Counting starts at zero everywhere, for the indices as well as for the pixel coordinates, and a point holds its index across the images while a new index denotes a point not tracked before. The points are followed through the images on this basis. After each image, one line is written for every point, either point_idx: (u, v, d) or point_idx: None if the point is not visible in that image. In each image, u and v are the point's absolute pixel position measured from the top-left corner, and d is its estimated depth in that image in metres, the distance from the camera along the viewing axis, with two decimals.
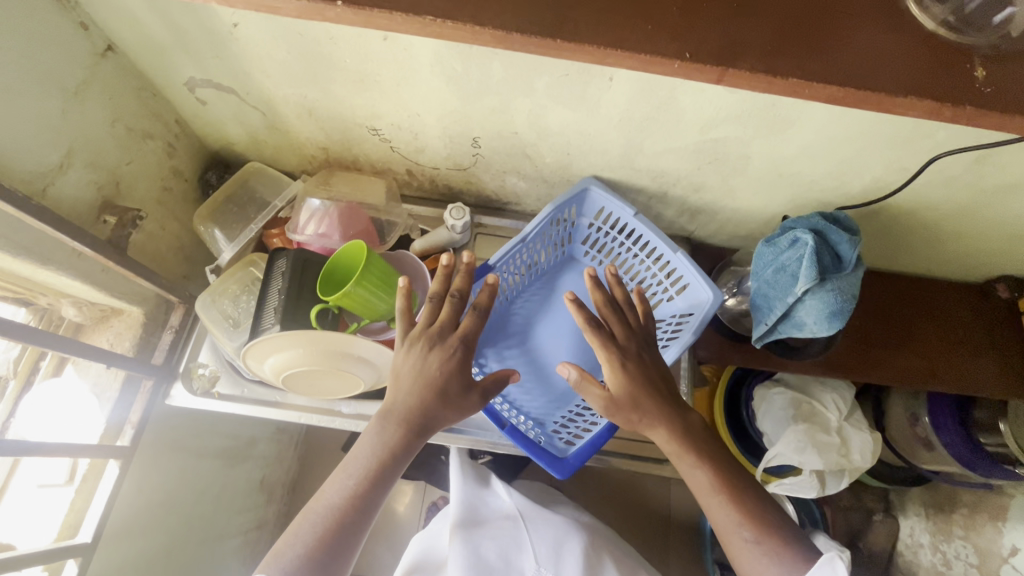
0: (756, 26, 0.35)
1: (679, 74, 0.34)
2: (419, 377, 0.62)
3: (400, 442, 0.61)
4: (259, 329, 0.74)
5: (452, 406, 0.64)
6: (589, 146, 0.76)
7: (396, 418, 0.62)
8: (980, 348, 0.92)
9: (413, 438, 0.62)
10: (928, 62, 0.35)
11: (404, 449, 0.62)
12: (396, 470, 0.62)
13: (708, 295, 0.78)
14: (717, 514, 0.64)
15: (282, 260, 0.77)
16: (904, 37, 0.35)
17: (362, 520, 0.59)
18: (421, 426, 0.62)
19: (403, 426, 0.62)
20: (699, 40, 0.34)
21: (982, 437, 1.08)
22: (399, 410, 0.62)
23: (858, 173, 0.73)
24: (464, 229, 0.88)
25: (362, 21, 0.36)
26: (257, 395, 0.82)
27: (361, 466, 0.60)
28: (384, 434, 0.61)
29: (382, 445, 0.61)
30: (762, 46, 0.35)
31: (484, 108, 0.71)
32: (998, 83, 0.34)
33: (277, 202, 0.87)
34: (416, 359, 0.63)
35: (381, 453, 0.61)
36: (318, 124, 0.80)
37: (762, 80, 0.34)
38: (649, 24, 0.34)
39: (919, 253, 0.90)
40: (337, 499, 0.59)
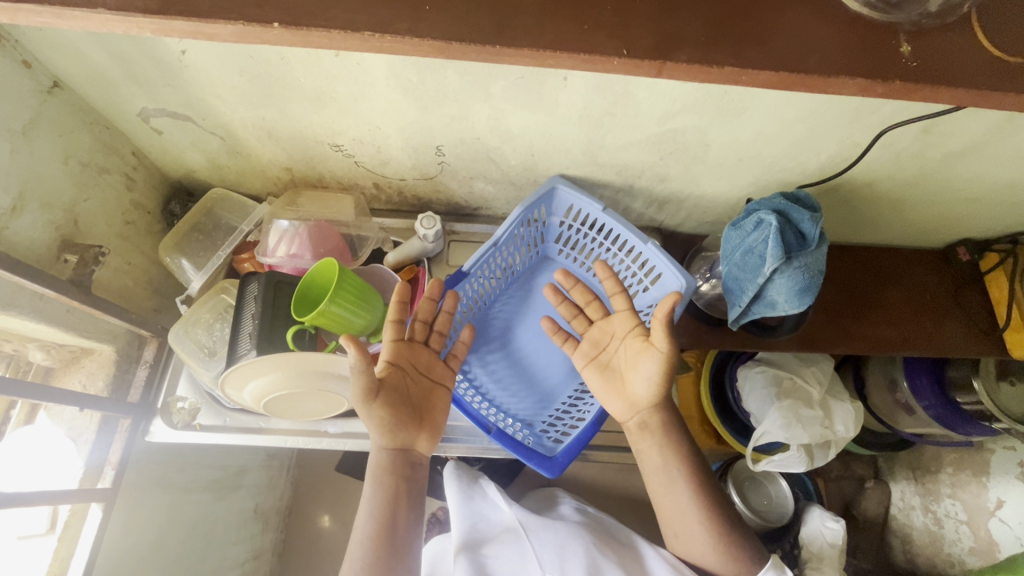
0: (693, 15, 0.36)
1: (620, 71, 0.35)
2: (376, 429, 0.67)
3: (387, 490, 0.67)
4: (236, 356, 0.73)
5: (418, 437, 0.71)
6: (551, 146, 0.77)
7: (370, 475, 0.68)
8: (946, 312, 0.95)
9: (391, 485, 0.68)
10: (859, 42, 0.36)
11: (394, 494, 0.67)
12: (399, 512, 0.67)
13: (680, 283, 0.80)
14: (667, 496, 0.73)
15: (254, 284, 0.76)
16: (831, 21, 0.36)
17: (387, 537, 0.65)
18: (398, 469, 0.69)
19: (384, 475, 0.68)
20: (636, 36, 0.35)
21: (958, 396, 1.12)
22: (369, 468, 0.69)
23: (815, 152, 0.75)
24: (436, 237, 0.89)
25: (298, 40, 0.35)
26: (241, 422, 0.80)
27: (364, 528, 0.66)
28: (372, 490, 0.67)
29: (375, 497, 0.67)
30: (700, 38, 0.35)
31: (444, 116, 0.71)
32: (924, 57, 0.36)
33: (244, 226, 0.86)
34: (369, 415, 0.66)
35: (381, 507, 0.67)
36: (279, 145, 0.79)
37: (704, 69, 0.35)
38: (585, 23, 0.35)
39: (881, 224, 0.92)
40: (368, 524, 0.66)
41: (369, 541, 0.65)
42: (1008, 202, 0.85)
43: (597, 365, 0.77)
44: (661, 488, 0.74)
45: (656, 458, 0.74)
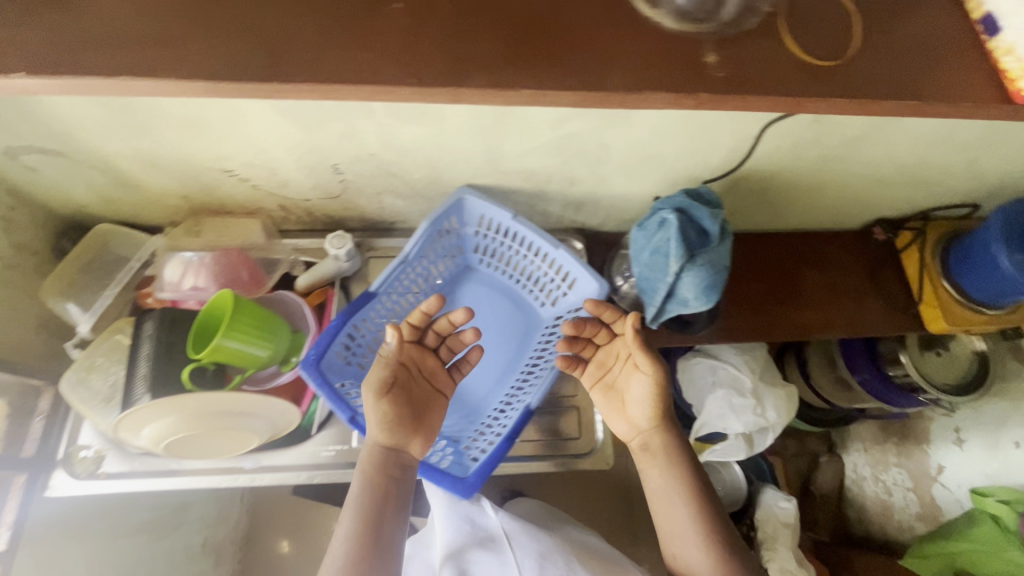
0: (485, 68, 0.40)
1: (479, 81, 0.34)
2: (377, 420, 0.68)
3: (376, 490, 0.66)
4: (129, 401, 0.69)
5: (412, 440, 0.70)
6: (452, 157, 0.75)
7: (362, 472, 0.67)
8: (865, 292, 0.97)
9: (380, 484, 0.67)
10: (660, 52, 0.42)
11: (382, 494, 0.66)
12: (385, 515, 0.66)
13: (594, 286, 0.80)
14: (664, 512, 0.73)
15: (149, 322, 0.71)
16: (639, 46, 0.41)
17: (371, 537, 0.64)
18: (390, 468, 0.68)
19: (376, 473, 0.67)
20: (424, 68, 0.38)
21: (889, 369, 1.14)
22: (362, 465, 0.68)
23: (714, 147, 0.75)
24: (350, 256, 0.86)
25: (119, 86, 0.40)
26: (150, 466, 0.77)
27: (347, 527, 0.64)
28: (361, 488, 0.66)
29: (362, 497, 0.66)
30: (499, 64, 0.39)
31: (331, 134, 0.68)
32: (723, 68, 0.42)
33: (135, 261, 0.83)
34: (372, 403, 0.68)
35: (368, 504, 0.65)
36: (167, 173, 0.75)
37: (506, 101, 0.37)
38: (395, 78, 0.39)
39: (796, 211, 0.93)
40: (352, 522, 0.65)
41: (353, 540, 0.63)
42: (910, 181, 0.87)
43: (602, 386, 0.77)
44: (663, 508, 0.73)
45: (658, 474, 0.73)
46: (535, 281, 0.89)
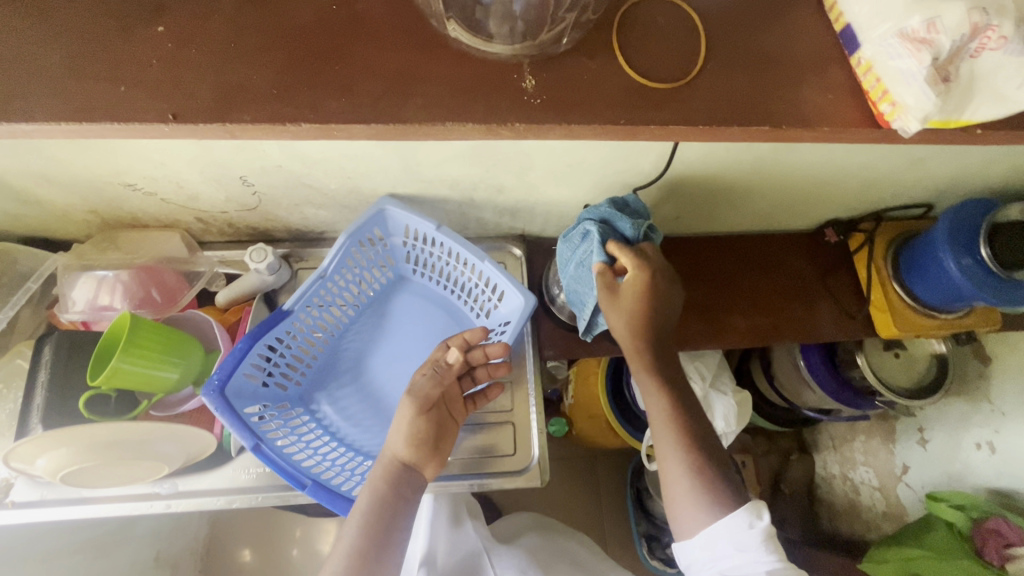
0: (255, 107, 0.44)
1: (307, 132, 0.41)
2: (400, 431, 0.68)
3: (387, 505, 0.65)
4: (23, 432, 0.65)
5: (428, 462, 0.69)
6: (365, 167, 0.71)
7: (376, 484, 0.66)
8: (815, 297, 0.93)
9: (391, 501, 0.65)
10: (471, 77, 0.47)
11: (392, 509, 0.65)
12: (390, 535, 0.64)
13: (522, 299, 0.77)
14: (676, 490, 0.64)
15: (46, 346, 0.68)
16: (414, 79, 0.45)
17: (373, 556, 0.62)
18: (405, 484, 0.67)
19: (389, 488, 0.66)
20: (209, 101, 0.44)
21: (848, 370, 1.12)
22: (377, 476, 0.67)
23: (642, 152, 0.71)
24: (275, 269, 0.83)
25: None
26: (62, 493, 0.74)
27: (349, 537, 0.63)
28: (371, 499, 0.65)
29: (370, 507, 0.65)
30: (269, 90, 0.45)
31: (229, 147, 0.65)
32: (543, 88, 0.47)
33: (32, 281, 0.78)
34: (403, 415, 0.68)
35: (373, 521, 0.64)
36: (66, 188, 0.71)
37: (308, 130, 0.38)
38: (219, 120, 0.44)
39: (742, 213, 0.90)
40: (352, 538, 0.63)
41: (354, 553, 0.62)
42: (858, 182, 0.83)
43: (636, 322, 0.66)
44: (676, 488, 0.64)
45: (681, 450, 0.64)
46: (468, 293, 0.85)
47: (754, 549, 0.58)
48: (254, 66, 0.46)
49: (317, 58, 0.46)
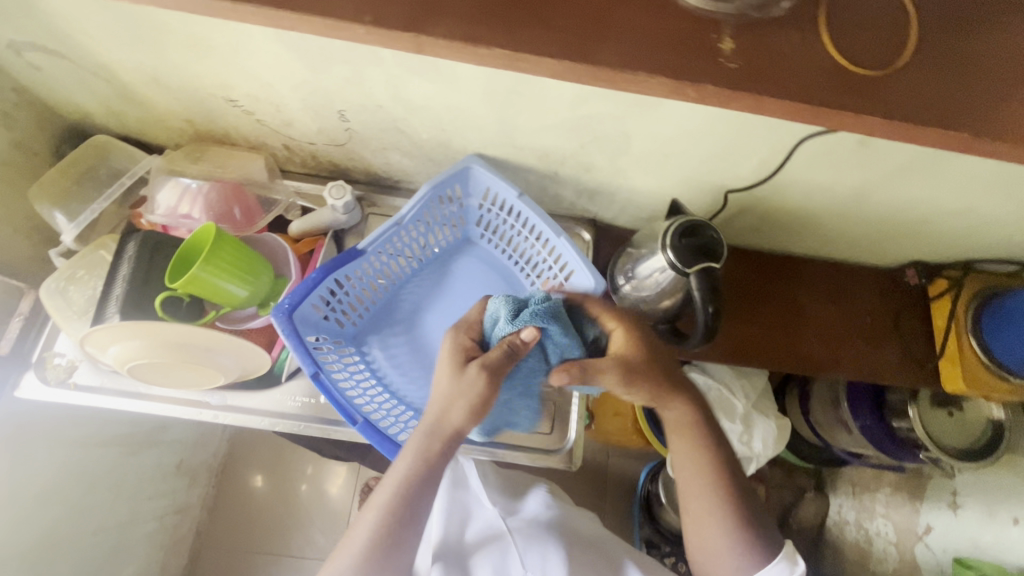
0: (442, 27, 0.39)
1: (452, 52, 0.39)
2: (427, 419, 0.66)
3: (412, 497, 0.64)
4: (100, 318, 0.68)
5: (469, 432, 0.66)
6: (461, 122, 0.70)
7: (399, 477, 0.65)
8: (882, 336, 0.90)
9: (419, 495, 0.64)
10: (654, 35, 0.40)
11: (417, 500, 0.64)
12: (419, 502, 0.64)
13: (591, 282, 0.76)
14: (705, 532, 0.67)
15: (131, 243, 0.71)
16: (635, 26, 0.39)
17: (404, 520, 0.64)
18: (432, 477, 0.65)
19: (415, 480, 0.64)
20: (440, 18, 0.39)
21: (893, 420, 1.08)
22: (405, 468, 0.65)
23: (746, 155, 0.69)
24: (349, 209, 0.84)
25: None
26: (120, 385, 0.77)
27: (381, 504, 0.64)
28: (398, 489, 0.64)
29: (397, 497, 0.64)
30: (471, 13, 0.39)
31: (338, 78, 0.65)
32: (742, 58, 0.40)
33: (126, 178, 0.80)
34: (452, 394, 0.65)
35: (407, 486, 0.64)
36: (171, 93, 0.72)
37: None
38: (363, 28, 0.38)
39: (826, 237, 0.86)
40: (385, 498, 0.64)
41: (382, 518, 0.63)
42: (957, 227, 0.79)
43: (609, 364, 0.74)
44: (704, 530, 0.67)
45: (709, 492, 0.68)
46: (534, 266, 0.85)
47: None
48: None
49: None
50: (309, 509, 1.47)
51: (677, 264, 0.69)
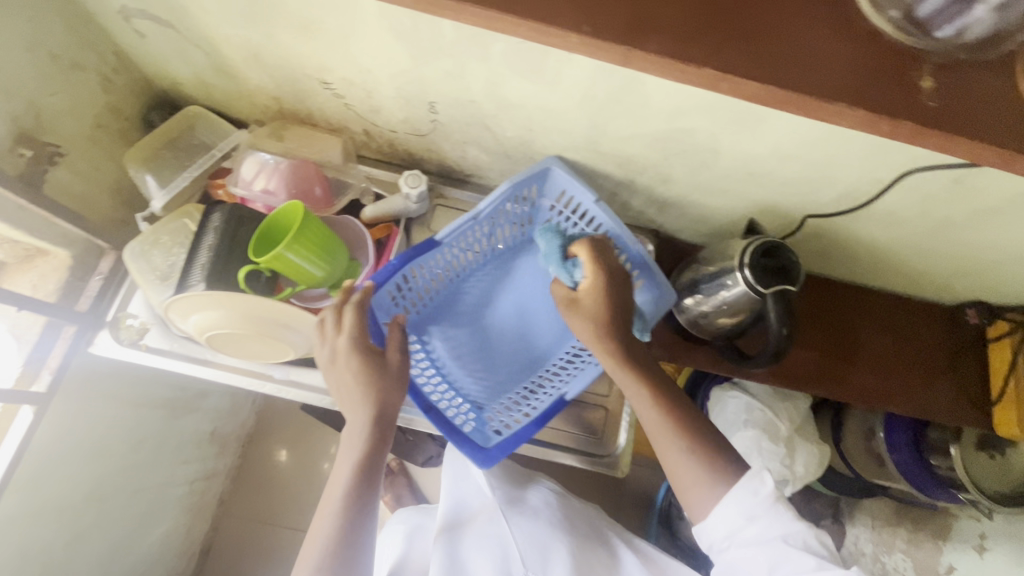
0: (661, 39, 0.37)
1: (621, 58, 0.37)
2: (364, 424, 0.65)
3: (358, 509, 0.62)
4: (184, 285, 0.70)
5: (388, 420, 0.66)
6: (551, 124, 0.71)
7: (346, 489, 0.62)
8: (936, 374, 0.89)
9: (363, 489, 0.63)
10: (842, 56, 0.38)
11: (362, 510, 0.62)
12: (363, 497, 0.63)
13: (661, 294, 0.77)
14: (673, 460, 0.64)
15: (216, 214, 0.73)
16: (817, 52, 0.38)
17: (357, 519, 0.61)
18: (371, 483, 0.64)
19: (356, 489, 0.63)
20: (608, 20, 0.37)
21: (933, 458, 1.07)
22: (349, 466, 0.64)
23: (832, 182, 0.69)
24: (421, 199, 0.84)
25: None
26: (188, 350, 0.78)
27: (333, 509, 0.61)
28: (342, 502, 0.62)
29: (341, 511, 0.61)
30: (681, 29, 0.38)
31: (439, 71, 0.65)
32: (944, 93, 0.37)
33: (217, 150, 0.82)
34: (357, 395, 0.65)
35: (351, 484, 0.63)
36: (266, 71, 0.73)
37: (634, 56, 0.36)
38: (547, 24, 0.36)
39: (893, 269, 0.86)
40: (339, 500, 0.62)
41: (336, 523, 0.60)
42: None
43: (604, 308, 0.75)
44: (689, 484, 0.62)
45: (677, 440, 0.64)
46: None
47: (763, 517, 0.57)
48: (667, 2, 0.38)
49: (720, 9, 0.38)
50: None
51: (754, 284, 0.69)
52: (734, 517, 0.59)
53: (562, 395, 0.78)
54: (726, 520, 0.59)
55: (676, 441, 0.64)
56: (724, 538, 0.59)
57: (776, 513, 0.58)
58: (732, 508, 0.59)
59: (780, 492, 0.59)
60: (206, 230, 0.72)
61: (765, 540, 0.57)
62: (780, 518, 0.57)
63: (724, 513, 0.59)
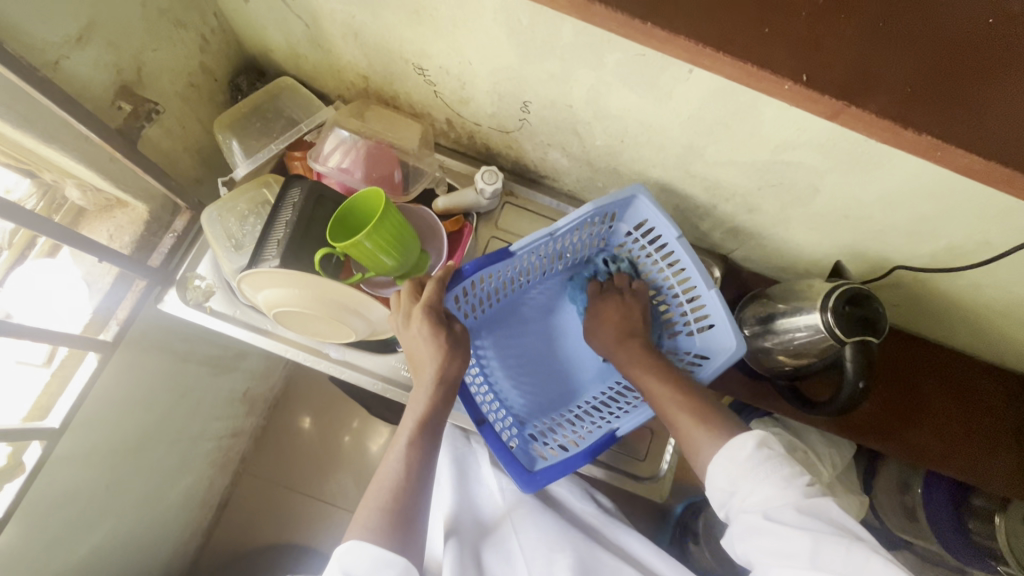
0: (883, 99, 0.35)
1: (790, 95, 0.35)
2: (427, 387, 0.65)
3: (417, 469, 0.62)
4: (259, 259, 0.70)
5: (451, 385, 0.66)
6: (646, 138, 0.69)
7: (403, 453, 0.63)
8: (1000, 442, 0.84)
9: (422, 455, 0.63)
10: None
11: (420, 470, 0.62)
12: (422, 464, 0.63)
13: (729, 344, 0.73)
14: (696, 446, 0.63)
15: (296, 189, 0.73)
16: (1012, 111, 0.34)
17: (419, 484, 0.62)
18: (431, 448, 0.64)
19: (417, 451, 0.63)
20: (823, 67, 0.35)
21: (971, 522, 1.00)
22: (408, 431, 0.64)
23: (935, 237, 0.65)
24: (493, 195, 0.83)
25: None
26: (250, 318, 0.80)
27: (392, 471, 0.62)
28: (402, 461, 0.62)
29: (403, 470, 0.62)
30: (897, 88, 0.35)
31: (544, 72, 0.63)
32: None
33: (304, 125, 0.81)
34: (427, 364, 0.65)
35: (409, 451, 0.63)
36: (362, 49, 0.72)
37: (795, 94, 0.35)
38: (750, 63, 0.35)
39: (971, 329, 0.82)
40: (398, 467, 0.62)
41: (395, 483, 0.61)
42: None
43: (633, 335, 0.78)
44: (693, 444, 0.64)
45: (678, 410, 0.67)
46: (662, 302, 0.84)
47: (747, 481, 0.57)
48: (895, 47, 0.36)
49: (959, 73, 0.35)
50: (350, 462, 1.41)
51: (837, 332, 0.66)
52: (720, 484, 0.59)
53: (615, 430, 0.76)
54: (716, 486, 0.59)
55: (678, 410, 0.67)
56: (720, 506, 0.60)
57: (757, 476, 0.56)
58: (717, 471, 0.59)
59: (766, 451, 0.58)
60: (285, 205, 0.72)
61: (748, 505, 0.56)
62: (763, 480, 0.56)
63: (715, 475, 0.60)
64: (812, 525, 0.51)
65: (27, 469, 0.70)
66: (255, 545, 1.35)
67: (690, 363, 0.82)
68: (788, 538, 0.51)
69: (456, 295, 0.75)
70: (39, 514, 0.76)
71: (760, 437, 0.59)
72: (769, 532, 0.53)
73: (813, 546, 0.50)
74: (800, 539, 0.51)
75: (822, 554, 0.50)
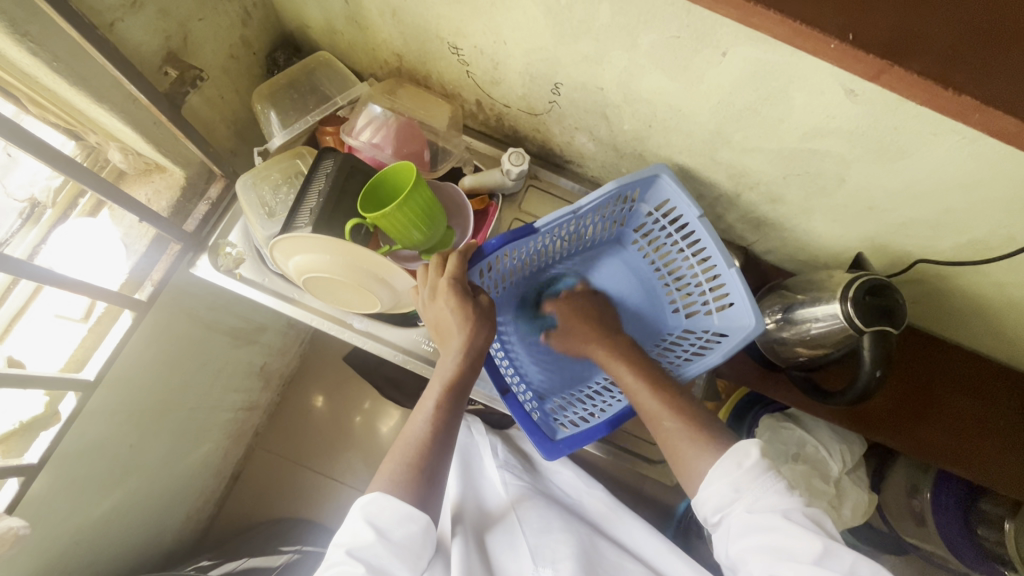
0: (924, 58, 0.36)
1: (835, 56, 0.36)
2: (455, 355, 0.67)
3: (441, 433, 0.64)
4: (292, 226, 0.72)
5: (478, 354, 0.68)
6: (674, 123, 0.70)
7: (430, 414, 0.65)
8: (1015, 442, 0.84)
9: (449, 420, 0.65)
10: None
11: (446, 431, 0.65)
12: (447, 426, 0.65)
13: (748, 322, 0.73)
14: (690, 459, 0.63)
15: (329, 160, 0.75)
16: None
17: (443, 446, 0.64)
18: (455, 413, 0.66)
19: (441, 415, 0.65)
20: (865, 28, 0.36)
21: (979, 528, 1.00)
22: (435, 394, 0.66)
23: (957, 231, 0.66)
24: (519, 177, 0.84)
25: None
26: (277, 286, 0.83)
27: (417, 432, 0.64)
28: (428, 420, 0.65)
29: (428, 429, 0.64)
30: (939, 52, 0.35)
31: (577, 53, 0.65)
32: None
33: (339, 99, 0.84)
34: (454, 333, 0.67)
35: (433, 414, 0.65)
36: (399, 27, 0.74)
37: (839, 54, 0.36)
38: (798, 21, 0.36)
39: (990, 329, 0.82)
40: (423, 429, 0.64)
41: (420, 441, 0.63)
42: None
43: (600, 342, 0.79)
44: (684, 449, 0.64)
45: (670, 416, 0.67)
46: (678, 283, 0.85)
47: (750, 489, 0.58)
48: (935, 13, 0.36)
49: (998, 43, 0.36)
50: (360, 439, 1.43)
51: (856, 321, 0.67)
52: (724, 490, 0.59)
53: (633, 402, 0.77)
54: (717, 492, 0.60)
55: (666, 414, 0.67)
56: (715, 511, 0.60)
57: (763, 484, 0.58)
58: (719, 478, 0.60)
59: (768, 462, 0.60)
60: (320, 175, 0.75)
61: (752, 509, 0.57)
62: (768, 489, 0.58)
63: (714, 481, 0.60)
64: (818, 531, 0.55)
65: (63, 418, 0.73)
66: (266, 516, 1.38)
67: (709, 341, 0.82)
68: (800, 545, 0.54)
69: (478, 270, 0.76)
70: (70, 464, 0.79)
71: (761, 445, 0.60)
72: (777, 536, 0.55)
73: (817, 548, 0.53)
74: (809, 543, 0.53)
75: (829, 559, 0.53)
